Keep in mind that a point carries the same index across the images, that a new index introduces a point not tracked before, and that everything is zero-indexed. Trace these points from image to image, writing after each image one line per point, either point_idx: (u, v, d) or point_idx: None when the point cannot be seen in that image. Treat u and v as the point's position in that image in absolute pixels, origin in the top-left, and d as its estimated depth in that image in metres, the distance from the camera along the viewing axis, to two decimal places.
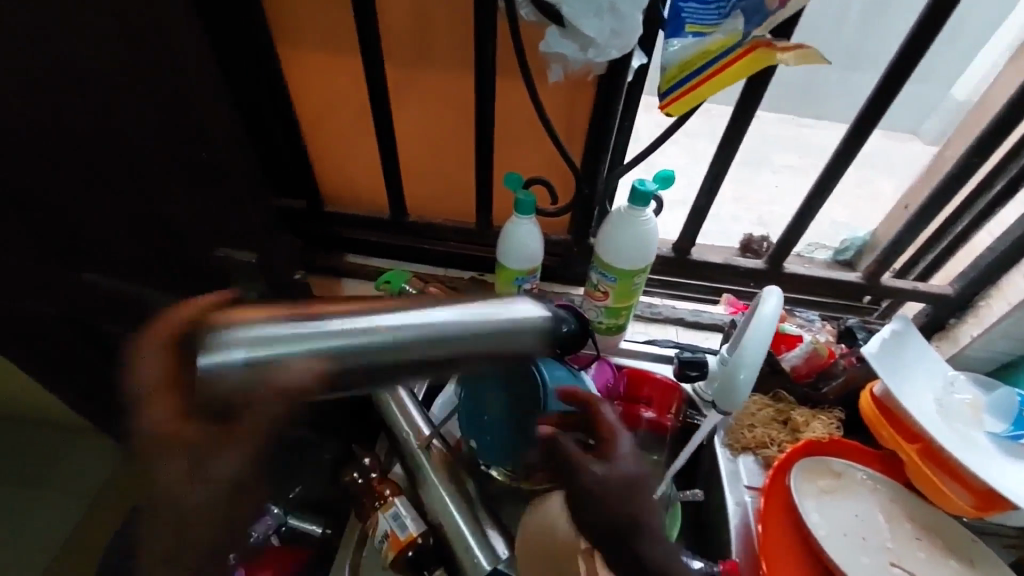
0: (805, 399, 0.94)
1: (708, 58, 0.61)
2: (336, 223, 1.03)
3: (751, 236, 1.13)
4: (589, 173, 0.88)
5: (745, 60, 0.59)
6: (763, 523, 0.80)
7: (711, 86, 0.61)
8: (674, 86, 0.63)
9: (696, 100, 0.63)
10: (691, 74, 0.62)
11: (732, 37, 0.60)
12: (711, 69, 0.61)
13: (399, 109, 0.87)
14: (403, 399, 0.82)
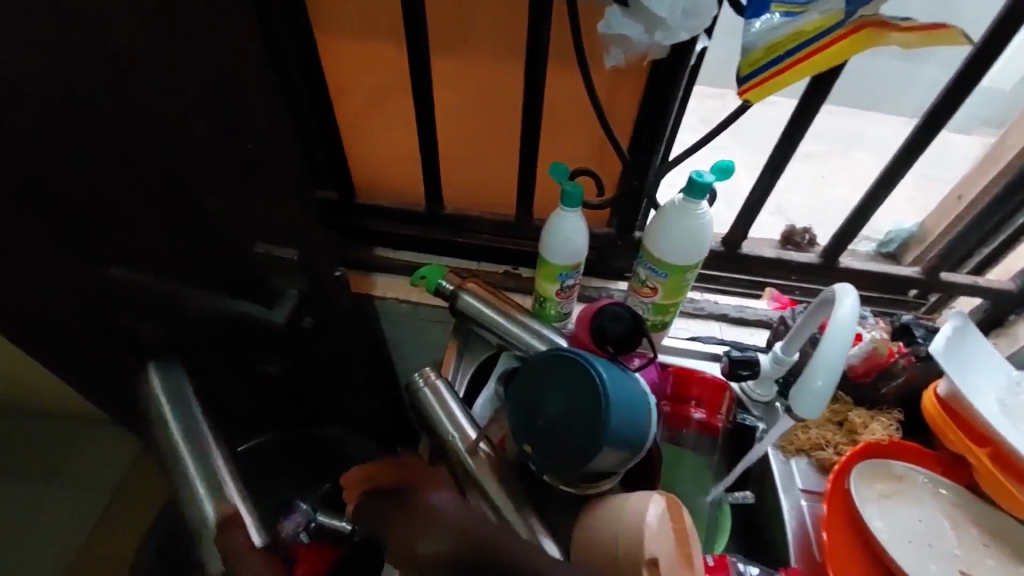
0: (863, 399, 0.90)
1: (806, 36, 0.53)
2: (370, 217, 1.02)
3: (793, 228, 1.09)
4: (641, 167, 0.85)
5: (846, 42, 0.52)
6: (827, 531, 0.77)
7: (802, 71, 0.54)
8: (761, 68, 0.55)
9: (787, 84, 0.55)
10: (784, 54, 0.54)
11: (831, 17, 0.53)
12: (804, 53, 0.54)
13: (441, 99, 0.85)
14: (444, 396, 0.82)
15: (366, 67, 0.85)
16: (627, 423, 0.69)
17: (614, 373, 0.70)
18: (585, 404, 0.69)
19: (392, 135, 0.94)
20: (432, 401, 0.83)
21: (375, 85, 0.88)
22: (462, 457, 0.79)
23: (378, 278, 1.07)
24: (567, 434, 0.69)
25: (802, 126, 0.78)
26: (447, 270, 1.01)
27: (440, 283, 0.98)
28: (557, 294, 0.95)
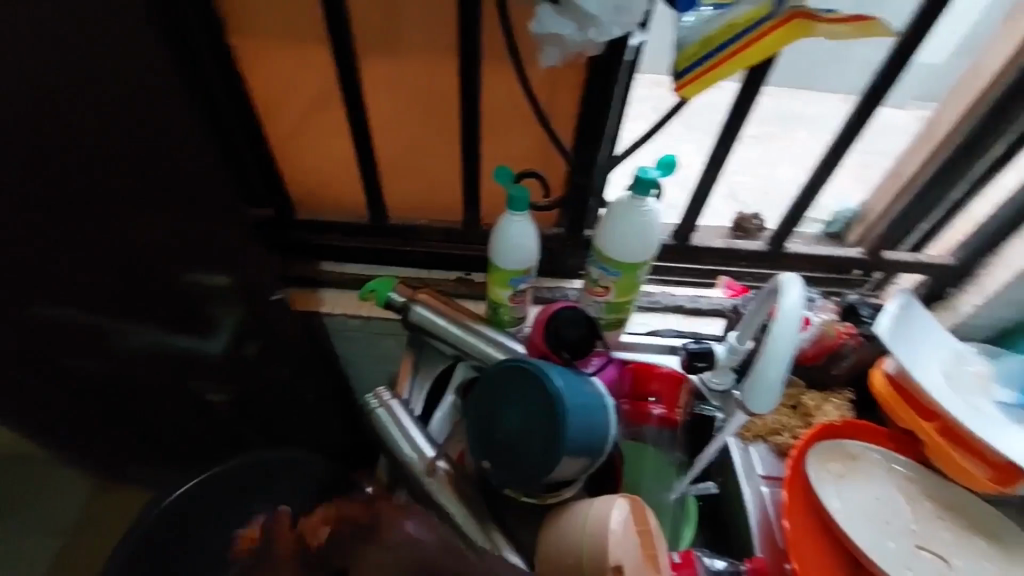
0: (814, 381, 0.91)
1: (733, 31, 0.52)
2: (311, 232, 0.98)
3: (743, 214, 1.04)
4: (585, 164, 0.83)
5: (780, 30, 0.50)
6: (789, 517, 0.77)
7: (734, 62, 0.52)
8: (692, 64, 0.54)
9: (717, 80, 0.54)
10: (715, 49, 0.53)
11: (763, 6, 0.51)
12: (730, 49, 0.52)
13: (376, 104, 0.81)
14: (399, 416, 0.79)
15: (294, 74, 0.81)
16: (586, 428, 0.68)
17: (570, 379, 0.69)
18: (542, 414, 0.67)
19: (328, 144, 0.90)
20: (387, 422, 0.79)
21: (305, 93, 0.83)
22: (421, 477, 0.76)
23: (324, 295, 1.02)
24: (527, 444, 0.67)
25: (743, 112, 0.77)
26: (397, 282, 0.97)
27: (390, 296, 0.95)
28: (510, 299, 0.93)
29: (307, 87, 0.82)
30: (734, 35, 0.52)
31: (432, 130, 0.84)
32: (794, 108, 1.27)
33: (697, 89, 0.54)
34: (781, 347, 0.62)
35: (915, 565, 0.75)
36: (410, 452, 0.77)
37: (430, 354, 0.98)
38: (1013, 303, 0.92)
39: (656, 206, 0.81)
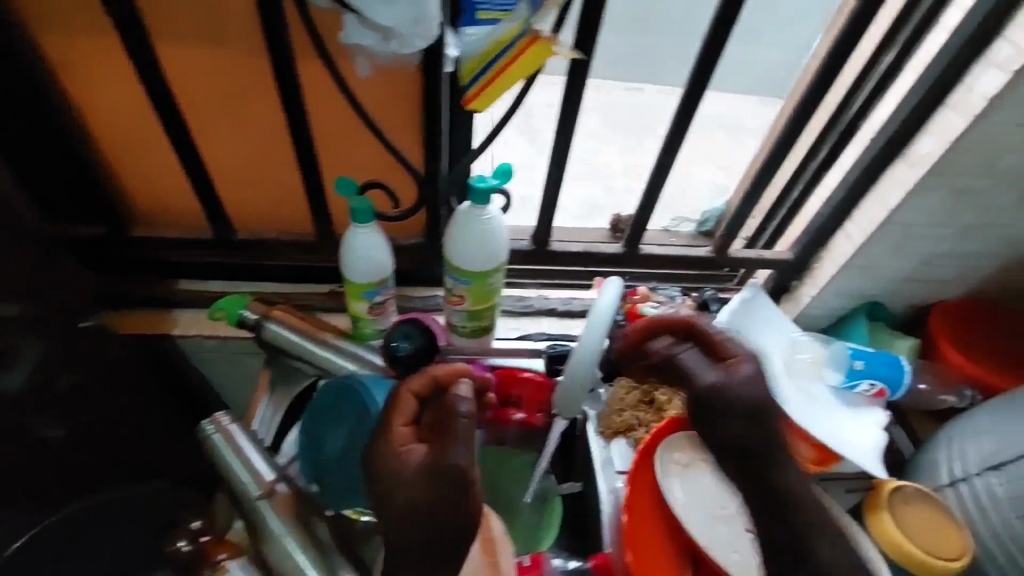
0: (666, 378, 0.96)
1: (499, 49, 0.59)
2: (150, 249, 0.91)
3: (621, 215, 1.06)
4: (430, 172, 0.81)
5: (530, 52, 0.58)
6: (628, 514, 0.81)
7: (506, 80, 0.60)
8: (472, 81, 0.61)
9: (498, 93, 0.61)
10: (486, 66, 0.60)
11: (518, 25, 0.57)
12: (498, 66, 0.59)
13: (199, 117, 0.78)
14: (237, 439, 0.77)
15: (103, 81, 0.75)
16: None
17: (396, 396, 0.68)
18: (366, 432, 0.67)
19: (157, 159, 0.85)
20: (226, 449, 0.77)
21: (122, 102, 0.78)
22: (256, 503, 0.74)
23: (178, 316, 0.97)
24: (350, 463, 0.67)
25: (571, 118, 0.78)
26: (252, 299, 0.93)
27: (243, 313, 0.91)
28: (369, 312, 0.91)
29: (123, 95, 0.77)
30: (499, 54, 0.59)
31: (268, 140, 0.81)
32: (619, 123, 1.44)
33: (485, 101, 0.62)
34: (584, 352, 0.66)
35: (743, 547, 0.80)
36: (246, 477, 0.75)
37: (290, 373, 0.94)
38: (843, 294, 0.97)
39: (499, 215, 0.81)
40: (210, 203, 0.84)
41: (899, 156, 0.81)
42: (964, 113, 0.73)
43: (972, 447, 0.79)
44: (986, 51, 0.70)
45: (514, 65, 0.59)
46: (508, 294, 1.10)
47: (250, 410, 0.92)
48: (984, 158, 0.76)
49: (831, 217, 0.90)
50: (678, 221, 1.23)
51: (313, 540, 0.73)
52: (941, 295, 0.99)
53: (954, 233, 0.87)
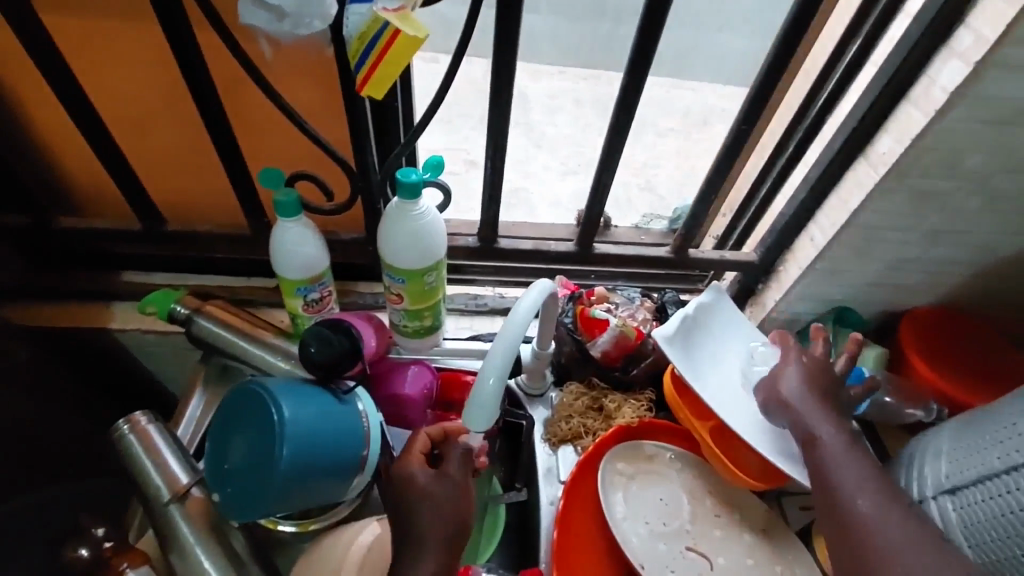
0: (617, 384, 0.90)
1: (375, 30, 0.54)
2: (76, 241, 0.88)
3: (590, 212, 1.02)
4: (360, 165, 0.77)
5: (396, 41, 0.53)
6: (560, 529, 0.77)
7: (385, 68, 0.55)
8: (361, 63, 0.56)
9: (389, 79, 0.56)
10: (368, 49, 0.55)
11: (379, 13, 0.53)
12: (377, 50, 0.54)
13: (113, 100, 0.75)
14: (152, 439, 0.73)
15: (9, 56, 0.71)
16: (316, 460, 0.64)
17: (303, 407, 0.65)
18: (266, 445, 0.63)
19: (75, 146, 0.82)
20: (140, 449, 0.72)
21: (32, 83, 0.74)
22: (167, 508, 0.70)
23: (116, 307, 0.94)
24: (248, 477, 0.63)
25: (503, 106, 0.73)
26: (184, 293, 0.88)
27: (174, 308, 0.86)
28: (305, 310, 0.86)
29: (30, 78, 0.74)
30: (376, 35, 0.54)
31: (187, 123, 0.78)
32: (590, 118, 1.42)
33: (377, 86, 0.56)
34: (496, 358, 0.60)
35: (680, 566, 0.77)
36: (156, 481, 0.71)
37: (224, 371, 0.88)
38: (808, 299, 0.91)
39: (433, 210, 0.77)
40: (132, 193, 0.80)
41: (859, 156, 0.76)
42: (924, 110, 0.67)
43: (931, 467, 0.74)
44: (948, 41, 0.64)
45: (392, 48, 0.53)
46: (462, 291, 1.05)
47: (179, 407, 0.87)
48: (948, 159, 0.70)
49: (792, 218, 0.85)
50: (649, 218, 1.18)
51: (223, 549, 0.69)
52: (913, 300, 0.93)
53: (920, 237, 0.81)
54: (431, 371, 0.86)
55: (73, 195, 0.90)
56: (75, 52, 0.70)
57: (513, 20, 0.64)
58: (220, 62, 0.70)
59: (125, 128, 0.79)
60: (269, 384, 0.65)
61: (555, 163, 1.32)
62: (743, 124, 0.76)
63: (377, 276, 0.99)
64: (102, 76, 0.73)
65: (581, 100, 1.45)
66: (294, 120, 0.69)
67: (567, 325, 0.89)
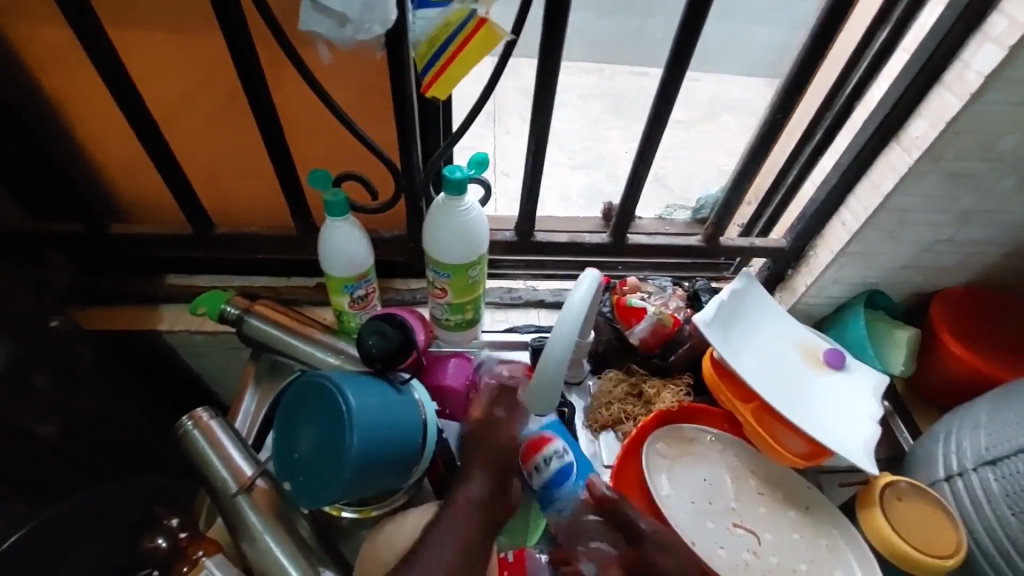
0: (655, 370, 0.92)
1: (449, 31, 0.59)
2: (126, 245, 0.90)
3: (611, 204, 1.04)
4: (405, 164, 0.79)
5: (475, 40, 0.59)
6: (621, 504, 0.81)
7: (457, 68, 0.61)
8: (427, 67, 0.62)
9: (454, 79, 0.62)
10: (438, 53, 0.61)
11: (461, 11, 0.58)
12: (450, 52, 0.60)
13: (168, 108, 0.78)
14: (216, 432, 0.76)
15: (69, 66, 0.74)
16: (382, 449, 0.67)
17: (367, 398, 0.68)
18: (335, 436, 0.66)
19: (127, 152, 0.85)
20: (205, 444, 0.75)
21: (90, 93, 0.77)
22: (236, 499, 0.73)
23: (165, 309, 0.97)
24: (320, 467, 0.66)
25: (546, 102, 0.76)
26: (233, 294, 0.91)
27: (224, 309, 0.89)
28: (351, 306, 0.87)
29: (87, 87, 0.76)
30: (450, 37, 0.60)
31: (235, 127, 0.80)
32: (610, 115, 1.43)
33: (442, 89, 0.63)
34: (556, 347, 0.65)
35: (728, 543, 0.80)
36: (224, 471, 0.74)
37: (274, 369, 0.91)
38: (840, 282, 0.93)
39: (477, 206, 0.79)
40: (185, 197, 0.83)
41: (892, 140, 0.78)
42: (958, 93, 0.69)
43: (968, 440, 0.77)
44: (983, 26, 0.66)
45: (464, 52, 0.60)
46: (497, 285, 1.07)
47: (234, 405, 0.90)
48: (981, 141, 0.72)
49: (824, 203, 0.87)
50: (672, 209, 1.20)
51: (292, 535, 0.72)
52: (940, 282, 0.95)
53: (952, 218, 0.83)
54: (472, 362, 0.89)
55: (121, 201, 0.92)
56: (136, 64, 0.73)
57: (560, 18, 0.66)
58: (275, 68, 0.73)
59: (177, 134, 0.81)
60: (333, 376, 0.68)
61: (563, 158, 1.34)
62: (778, 113, 0.78)
63: (415, 273, 1.01)
64: (159, 85, 0.75)
65: (589, 96, 1.47)
66: (347, 122, 0.72)
67: (606, 315, 0.92)
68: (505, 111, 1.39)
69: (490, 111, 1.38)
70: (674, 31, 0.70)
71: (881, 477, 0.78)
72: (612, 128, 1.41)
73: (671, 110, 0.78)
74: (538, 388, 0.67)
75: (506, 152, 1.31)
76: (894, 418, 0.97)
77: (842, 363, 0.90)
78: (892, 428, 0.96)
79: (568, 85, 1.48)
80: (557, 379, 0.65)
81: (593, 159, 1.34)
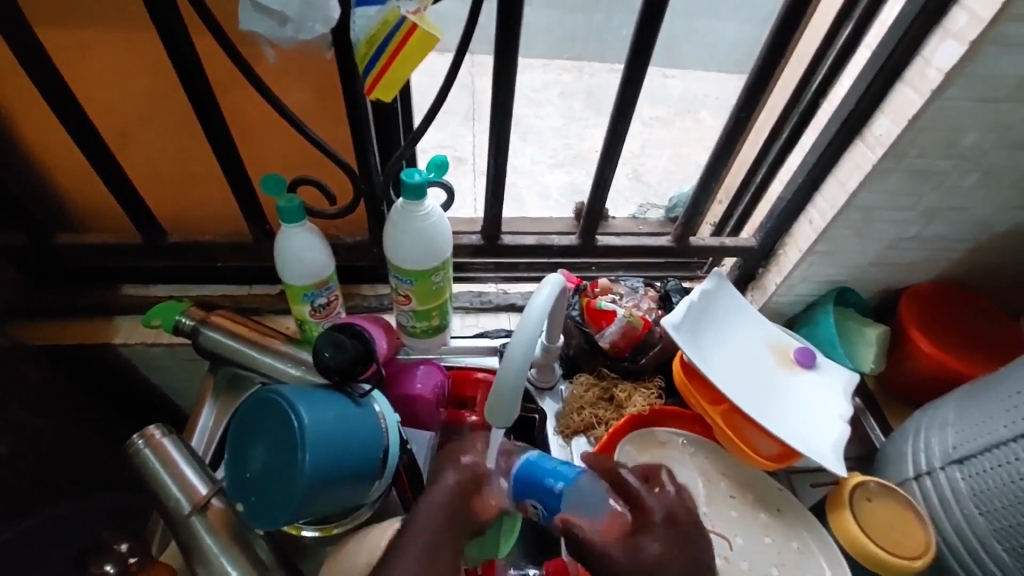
0: (626, 373, 0.91)
1: (386, 31, 0.56)
2: (74, 256, 0.87)
3: (581, 204, 1.03)
4: (362, 167, 0.76)
5: (412, 40, 0.56)
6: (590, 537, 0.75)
7: (398, 68, 0.58)
8: (368, 69, 0.59)
9: (397, 81, 0.60)
10: (378, 52, 0.58)
11: (396, 10, 0.55)
12: (389, 52, 0.57)
13: (110, 113, 0.74)
14: (169, 452, 0.73)
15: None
16: (339, 466, 0.64)
17: (323, 413, 0.65)
18: (288, 453, 0.63)
19: (69, 159, 0.81)
20: (157, 462, 0.72)
21: (26, 99, 0.73)
22: (189, 520, 0.70)
23: (121, 322, 0.93)
24: (274, 486, 0.64)
25: (505, 102, 0.73)
26: (189, 305, 0.87)
27: (179, 320, 0.85)
28: (312, 316, 0.84)
29: (18, 91, 0.72)
30: (387, 37, 0.57)
31: (181, 130, 0.77)
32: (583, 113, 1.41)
33: (385, 92, 0.61)
34: (517, 353, 0.61)
35: None
36: (177, 492, 0.71)
37: (234, 381, 0.88)
38: (809, 281, 0.92)
39: (438, 210, 0.77)
40: (132, 205, 0.79)
41: (857, 137, 0.77)
42: (919, 90, 0.68)
43: (936, 438, 0.77)
44: (942, 22, 0.65)
45: (402, 53, 0.57)
46: (467, 289, 1.05)
47: (191, 419, 0.86)
48: (944, 137, 0.72)
49: (792, 202, 0.86)
50: (646, 208, 1.18)
51: (249, 559, 0.69)
52: (908, 278, 0.95)
53: (918, 215, 0.83)
54: (441, 370, 0.86)
55: (68, 210, 0.88)
56: (73, 68, 0.69)
57: (515, 16, 0.64)
58: (221, 69, 0.70)
59: (120, 138, 0.78)
60: (285, 390, 0.66)
61: (541, 156, 1.32)
62: (742, 111, 0.77)
63: (381, 278, 0.98)
64: (98, 89, 0.72)
65: (568, 92, 1.44)
66: (297, 125, 0.69)
67: (575, 318, 0.90)
68: (482, 108, 1.36)
69: (467, 108, 1.35)
70: (633, 28, 0.68)
71: (851, 478, 0.78)
72: (588, 126, 1.40)
73: (635, 107, 0.76)
74: (498, 399, 0.62)
75: (478, 152, 1.28)
76: (865, 415, 0.97)
77: (813, 363, 0.89)
78: (863, 426, 0.96)
79: (542, 83, 1.46)
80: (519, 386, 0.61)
81: (572, 157, 1.32)
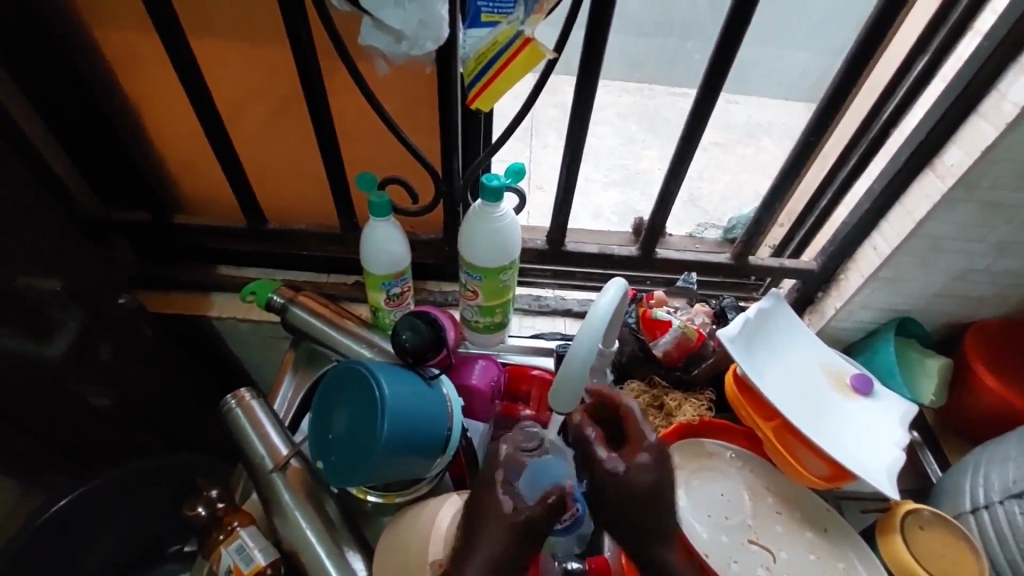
0: (677, 383, 0.93)
1: (496, 49, 0.65)
2: (185, 235, 0.98)
3: (641, 219, 1.07)
4: (446, 171, 0.84)
5: (523, 54, 0.64)
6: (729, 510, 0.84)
7: (505, 80, 0.67)
8: (473, 82, 0.68)
9: (497, 93, 0.68)
10: (486, 67, 0.67)
11: (511, 29, 0.64)
12: (496, 67, 0.66)
13: (232, 110, 0.85)
14: (256, 412, 0.81)
15: (150, 67, 0.81)
16: (411, 435, 0.71)
17: (400, 388, 0.72)
18: (368, 418, 0.70)
19: (192, 150, 0.92)
20: (246, 422, 0.80)
21: (168, 95, 0.85)
22: (270, 475, 0.78)
23: (215, 297, 1.03)
24: (351, 449, 0.71)
25: (583, 117, 0.79)
26: (280, 284, 0.96)
27: (271, 298, 0.93)
28: (387, 303, 0.91)
29: (165, 89, 0.84)
30: (496, 55, 0.66)
31: (290, 128, 0.87)
32: (640, 134, 1.46)
33: (485, 102, 0.70)
34: (582, 346, 0.65)
35: (741, 556, 0.80)
36: (261, 449, 0.79)
37: (312, 357, 0.96)
38: (869, 307, 0.93)
39: (512, 213, 0.83)
40: (242, 193, 0.90)
41: (927, 166, 0.79)
42: (995, 122, 0.70)
43: (996, 473, 0.76)
44: (1021, 58, 0.67)
45: (508, 68, 0.66)
46: (525, 293, 1.10)
47: (272, 389, 0.95)
48: (1022, 170, 0.72)
49: (857, 227, 0.87)
50: (703, 228, 1.20)
51: (320, 515, 0.77)
52: (976, 313, 0.94)
53: (987, 248, 0.83)
54: (497, 365, 0.92)
55: (183, 196, 1.00)
56: (211, 72, 0.80)
57: (599, 40, 0.70)
58: (333, 77, 0.79)
59: (239, 134, 0.88)
60: (370, 364, 0.73)
61: (598, 175, 1.36)
62: (811, 135, 0.80)
63: (447, 275, 1.05)
64: (228, 91, 0.82)
65: (629, 114, 1.49)
66: (396, 130, 0.77)
67: (630, 325, 0.92)
68: (544, 126, 1.43)
69: (530, 126, 1.42)
70: (713, 45, 0.72)
71: (902, 504, 0.78)
72: (647, 148, 1.43)
73: (704, 128, 0.81)
74: (562, 387, 0.66)
75: (541, 166, 1.34)
76: (922, 448, 0.96)
77: (870, 390, 0.89)
78: (920, 459, 0.94)
79: (606, 104, 1.51)
80: (582, 377, 0.65)
81: (629, 177, 1.36)
